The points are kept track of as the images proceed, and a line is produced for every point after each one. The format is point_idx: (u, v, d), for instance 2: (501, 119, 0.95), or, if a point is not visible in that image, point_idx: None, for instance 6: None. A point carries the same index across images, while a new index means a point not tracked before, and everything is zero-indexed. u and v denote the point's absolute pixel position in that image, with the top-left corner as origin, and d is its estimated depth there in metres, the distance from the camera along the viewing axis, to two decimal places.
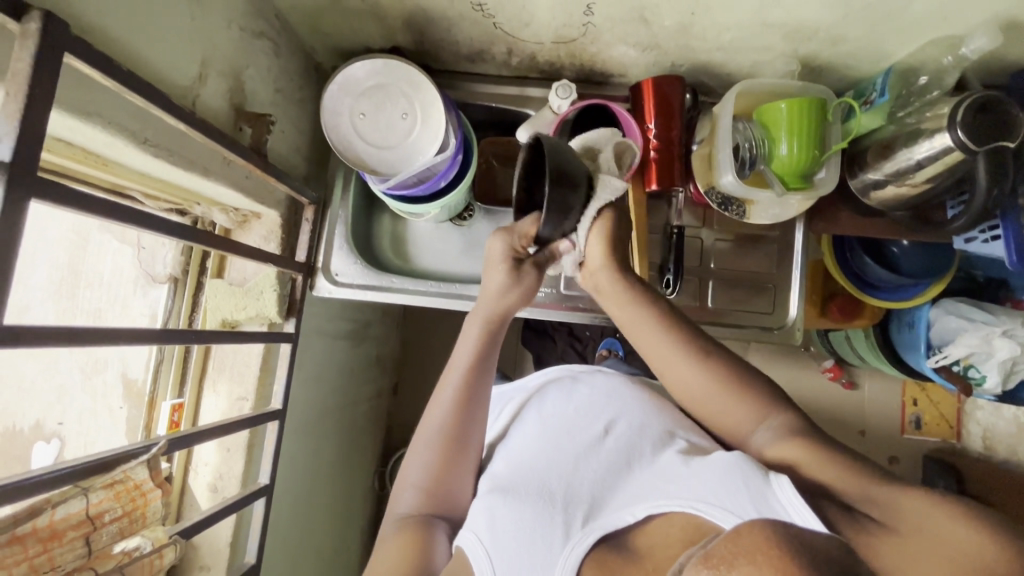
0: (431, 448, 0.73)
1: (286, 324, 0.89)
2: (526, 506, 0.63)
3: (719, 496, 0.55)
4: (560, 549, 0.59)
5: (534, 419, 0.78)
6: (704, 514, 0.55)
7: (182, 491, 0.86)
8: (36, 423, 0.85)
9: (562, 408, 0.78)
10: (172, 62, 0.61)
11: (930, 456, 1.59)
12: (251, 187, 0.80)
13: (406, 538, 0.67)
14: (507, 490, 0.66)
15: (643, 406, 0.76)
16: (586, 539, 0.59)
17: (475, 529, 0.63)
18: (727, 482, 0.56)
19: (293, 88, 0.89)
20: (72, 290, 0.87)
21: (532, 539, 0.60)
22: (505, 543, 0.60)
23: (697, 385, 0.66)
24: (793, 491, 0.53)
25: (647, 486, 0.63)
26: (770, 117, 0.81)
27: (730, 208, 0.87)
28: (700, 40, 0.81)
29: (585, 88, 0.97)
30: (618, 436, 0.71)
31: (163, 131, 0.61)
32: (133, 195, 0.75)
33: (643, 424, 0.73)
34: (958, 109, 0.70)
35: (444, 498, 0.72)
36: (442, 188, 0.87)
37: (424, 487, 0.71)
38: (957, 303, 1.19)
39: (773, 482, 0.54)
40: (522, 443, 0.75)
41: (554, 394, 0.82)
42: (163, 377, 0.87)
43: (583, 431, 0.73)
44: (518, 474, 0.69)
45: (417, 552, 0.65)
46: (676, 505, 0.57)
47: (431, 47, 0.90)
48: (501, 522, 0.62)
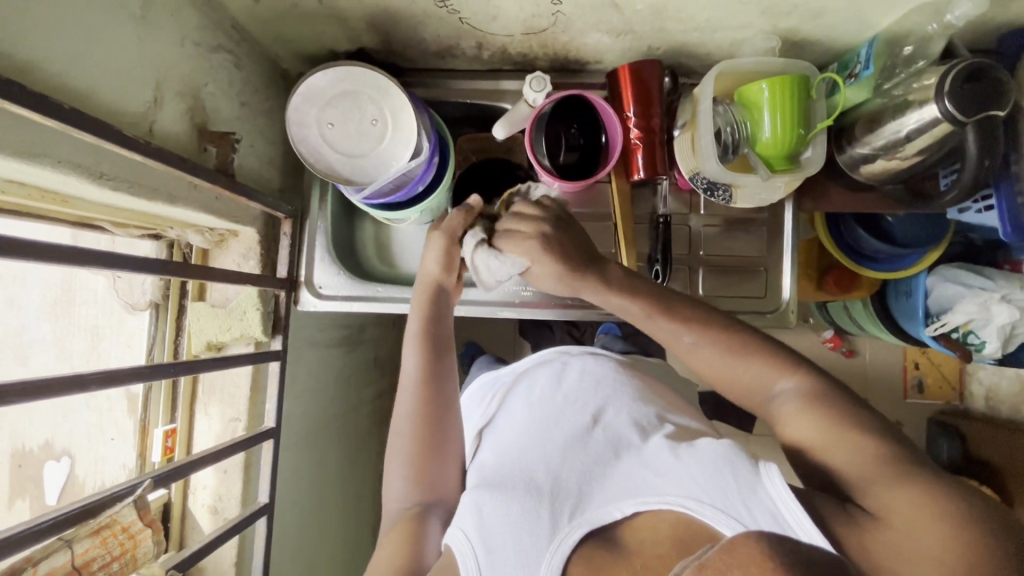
0: (405, 445, 0.75)
1: (272, 341, 0.88)
2: (510, 503, 0.61)
3: (709, 493, 0.55)
4: (547, 545, 0.57)
5: (523, 404, 0.77)
6: (695, 514, 0.55)
7: (183, 516, 0.87)
8: (47, 441, 0.92)
9: (549, 394, 0.76)
10: (121, 90, 0.58)
11: (934, 418, 1.61)
12: (223, 207, 0.78)
13: (401, 533, 0.68)
14: (493, 486, 0.64)
15: (631, 390, 0.75)
16: (572, 534, 0.58)
17: (463, 526, 0.61)
18: (720, 481, 0.55)
19: (259, 99, 0.86)
20: (66, 309, 0.89)
21: (519, 534, 0.58)
22: (494, 541, 0.58)
23: (711, 364, 0.66)
24: (785, 489, 0.53)
25: (632, 479, 0.61)
26: (752, 98, 0.78)
27: (716, 194, 0.83)
28: (674, 21, 0.78)
29: (560, 77, 0.94)
30: (606, 426, 0.70)
31: (121, 162, 0.59)
32: (101, 225, 0.74)
33: (631, 412, 0.71)
34: (947, 77, 0.68)
35: (430, 484, 0.73)
36: (419, 192, 0.85)
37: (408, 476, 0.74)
38: (955, 269, 1.17)
39: (762, 474, 0.54)
40: (510, 428, 0.74)
41: (543, 375, 0.80)
42: (153, 406, 0.87)
43: (569, 419, 0.71)
44: (506, 466, 0.67)
45: (411, 546, 0.66)
46: (665, 502, 0.57)
47: (398, 46, 0.87)
48: (488, 517, 0.60)
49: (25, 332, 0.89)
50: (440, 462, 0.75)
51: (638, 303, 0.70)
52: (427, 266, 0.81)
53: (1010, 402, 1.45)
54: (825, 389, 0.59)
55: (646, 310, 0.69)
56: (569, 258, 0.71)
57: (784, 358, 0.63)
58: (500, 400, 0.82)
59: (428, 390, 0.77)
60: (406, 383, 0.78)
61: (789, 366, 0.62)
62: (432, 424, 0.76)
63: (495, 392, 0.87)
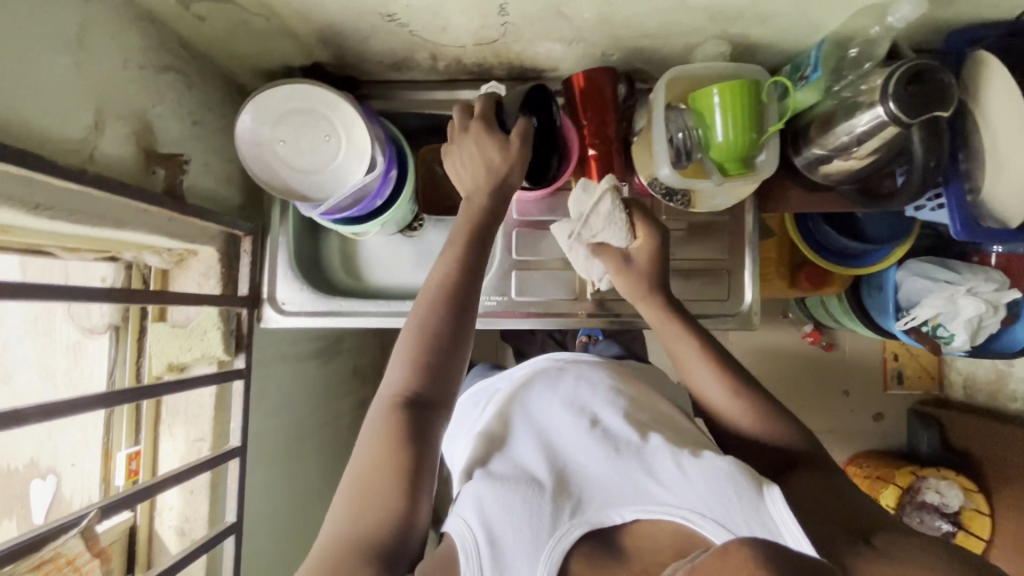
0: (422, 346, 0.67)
1: (236, 360, 0.88)
2: (514, 495, 0.60)
3: (708, 504, 0.57)
4: (547, 540, 0.58)
5: (522, 415, 0.75)
6: (694, 526, 0.56)
7: (150, 538, 0.86)
8: (26, 460, 0.90)
9: (549, 400, 0.75)
10: (56, 117, 0.58)
11: (913, 409, 1.61)
12: (177, 228, 0.77)
13: (392, 427, 0.63)
14: (494, 478, 0.64)
15: (626, 394, 0.74)
16: (572, 532, 0.59)
17: (463, 515, 0.61)
18: (720, 493, 0.57)
19: (213, 117, 0.86)
20: (45, 324, 0.87)
21: (521, 526, 0.58)
22: (496, 532, 0.58)
23: (738, 419, 0.70)
24: (787, 513, 0.54)
25: (630, 479, 0.62)
26: (703, 103, 0.78)
27: (675, 199, 0.84)
28: (624, 29, 0.78)
29: (517, 85, 0.94)
30: (605, 427, 0.69)
31: (61, 191, 0.59)
32: (50, 250, 0.73)
33: (630, 414, 0.70)
34: (890, 79, 0.68)
35: (437, 380, 0.66)
36: (378, 206, 0.86)
37: (408, 362, 0.67)
38: (923, 263, 1.18)
39: (767, 497, 0.56)
40: (513, 435, 0.72)
41: (539, 387, 0.79)
42: (116, 429, 0.86)
43: (571, 421, 0.71)
44: (507, 465, 0.67)
45: (400, 447, 0.62)
46: (665, 513, 0.58)
47: (352, 60, 0.87)
48: (490, 509, 0.60)
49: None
50: (449, 377, 0.67)
51: (694, 346, 0.74)
52: (477, 168, 0.75)
53: (986, 390, 1.47)
54: (819, 474, 0.66)
55: (704, 354, 0.73)
56: (649, 279, 0.79)
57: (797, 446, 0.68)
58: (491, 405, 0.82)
59: (462, 286, 0.70)
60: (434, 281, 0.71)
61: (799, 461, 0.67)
62: (449, 338, 0.68)
63: (491, 397, 0.86)
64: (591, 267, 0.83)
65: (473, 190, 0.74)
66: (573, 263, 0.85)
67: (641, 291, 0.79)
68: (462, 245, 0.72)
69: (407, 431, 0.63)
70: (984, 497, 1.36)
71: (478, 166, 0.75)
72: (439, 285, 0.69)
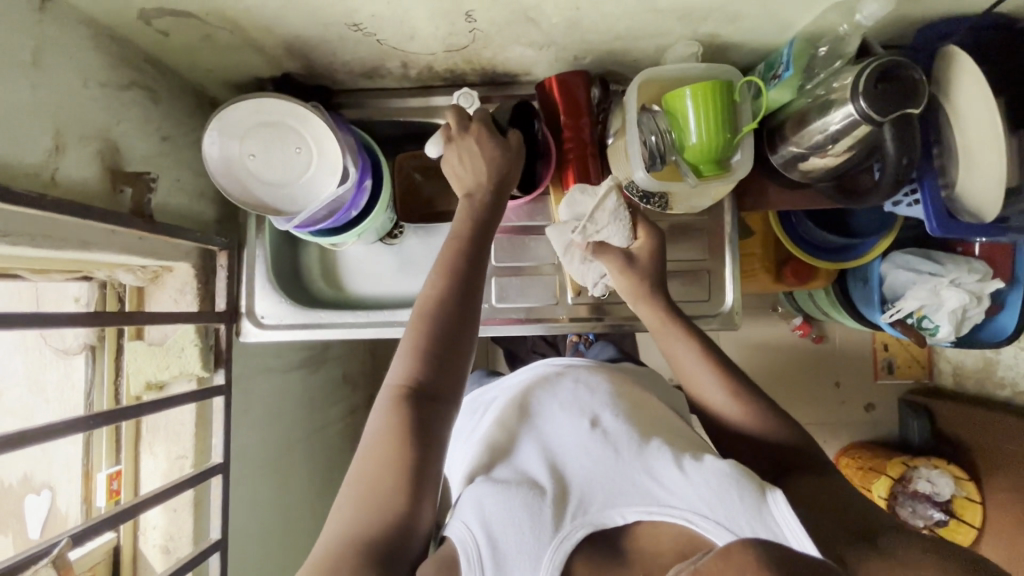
0: (428, 337, 0.66)
1: (215, 376, 0.87)
2: (514, 497, 0.60)
3: (713, 508, 0.57)
4: (549, 541, 0.58)
5: (520, 417, 0.75)
6: (698, 528, 0.57)
7: (135, 557, 0.86)
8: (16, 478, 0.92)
9: (550, 406, 0.75)
10: (12, 141, 0.57)
11: (904, 398, 1.61)
12: (148, 247, 0.76)
13: (400, 419, 0.62)
14: (497, 481, 0.63)
15: (624, 400, 0.74)
16: (575, 534, 0.58)
17: (464, 519, 0.60)
18: (723, 494, 0.57)
19: (183, 132, 0.85)
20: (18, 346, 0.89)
21: (522, 528, 0.58)
22: (496, 535, 0.57)
23: (733, 419, 0.72)
24: (790, 513, 0.55)
25: (631, 480, 0.62)
26: (676, 105, 0.77)
27: (651, 200, 0.85)
28: (594, 32, 0.77)
29: (491, 90, 0.93)
30: (606, 429, 0.68)
31: (22, 216, 0.58)
32: (17, 273, 0.72)
33: (631, 419, 0.70)
34: (861, 77, 0.67)
35: (443, 377, 0.66)
36: (354, 216, 0.85)
37: (412, 351, 0.66)
38: (906, 255, 1.18)
39: (769, 499, 0.56)
40: (516, 441, 0.72)
41: (539, 392, 0.78)
42: (95, 449, 0.86)
43: (571, 426, 0.70)
44: (509, 470, 0.66)
45: (406, 442, 0.61)
46: (668, 515, 0.58)
47: (322, 69, 0.85)
48: (489, 512, 0.59)
49: None
50: (454, 370, 0.67)
51: (694, 349, 0.75)
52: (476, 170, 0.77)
53: (976, 378, 1.47)
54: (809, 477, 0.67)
55: (703, 357, 0.75)
56: (648, 277, 0.80)
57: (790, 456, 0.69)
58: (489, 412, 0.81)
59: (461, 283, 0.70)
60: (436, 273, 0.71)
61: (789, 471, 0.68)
62: (453, 329, 0.67)
63: (488, 404, 0.86)
64: (588, 269, 0.84)
65: (472, 187, 0.76)
66: (569, 267, 0.85)
67: (638, 292, 0.80)
68: (463, 236, 0.73)
69: (412, 424, 0.62)
70: (975, 485, 1.36)
71: (478, 166, 0.77)
72: (442, 275, 0.70)
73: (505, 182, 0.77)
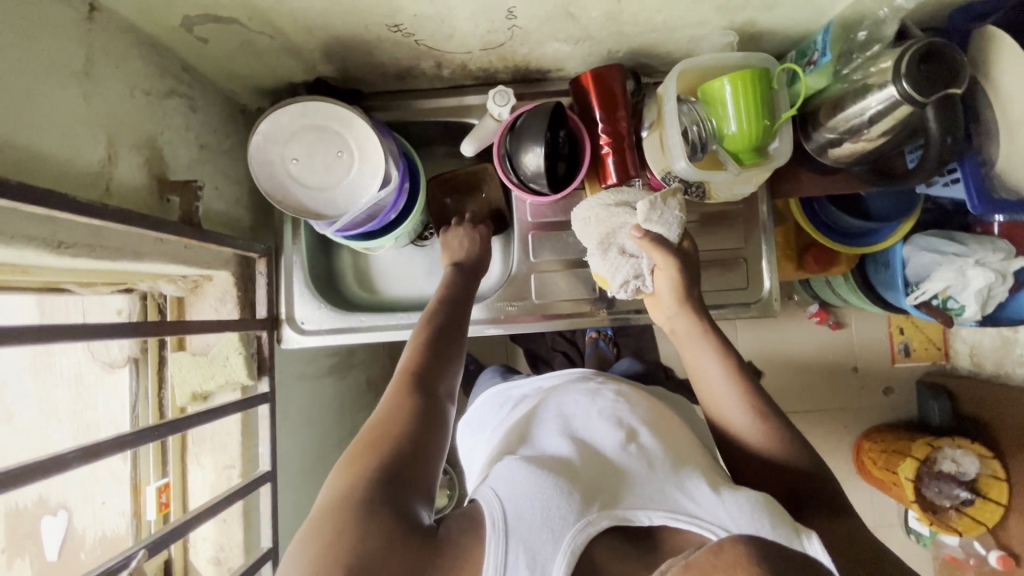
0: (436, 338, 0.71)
1: (259, 384, 0.86)
2: (545, 475, 0.56)
3: (744, 531, 0.53)
4: (575, 520, 0.53)
5: (549, 419, 0.71)
6: (720, 543, 0.53)
7: (186, 571, 0.85)
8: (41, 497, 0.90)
9: (584, 410, 0.71)
10: (71, 151, 0.57)
11: (923, 380, 1.61)
12: (193, 255, 0.76)
13: (407, 402, 0.63)
14: (527, 460, 0.60)
15: (660, 422, 0.71)
16: (599, 523, 0.54)
17: (493, 487, 0.56)
18: (757, 519, 0.54)
19: (219, 139, 0.84)
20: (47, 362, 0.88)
21: (550, 504, 0.54)
22: (522, 507, 0.53)
23: (753, 438, 0.67)
24: (825, 555, 0.51)
25: (660, 487, 0.58)
26: (714, 95, 0.78)
27: (690, 190, 0.84)
28: (631, 24, 0.78)
29: (523, 88, 0.93)
30: (640, 444, 0.64)
31: (80, 227, 0.58)
32: (66, 287, 0.72)
33: (667, 440, 0.67)
34: (902, 59, 0.69)
35: (446, 379, 0.68)
36: (393, 219, 0.84)
37: (416, 353, 0.69)
38: (929, 238, 1.19)
39: (807, 540, 0.52)
40: (542, 434, 0.68)
41: (574, 397, 0.75)
42: (143, 463, 0.85)
43: (606, 430, 0.67)
44: (540, 455, 0.62)
45: (416, 421, 0.61)
46: (695, 526, 0.55)
47: (357, 72, 0.86)
48: (520, 485, 0.55)
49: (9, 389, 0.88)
50: (450, 372, 0.69)
51: (714, 357, 0.71)
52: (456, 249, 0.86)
53: (993, 359, 1.45)
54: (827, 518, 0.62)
55: (727, 366, 0.70)
56: (691, 289, 0.74)
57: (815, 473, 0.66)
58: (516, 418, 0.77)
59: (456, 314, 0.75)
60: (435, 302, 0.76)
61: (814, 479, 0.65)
62: (449, 340, 0.72)
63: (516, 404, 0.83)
64: (624, 263, 0.77)
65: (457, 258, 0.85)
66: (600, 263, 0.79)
67: (679, 303, 0.74)
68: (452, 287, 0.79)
69: (417, 405, 0.63)
70: (999, 462, 1.33)
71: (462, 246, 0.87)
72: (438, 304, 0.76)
73: (484, 267, 0.86)
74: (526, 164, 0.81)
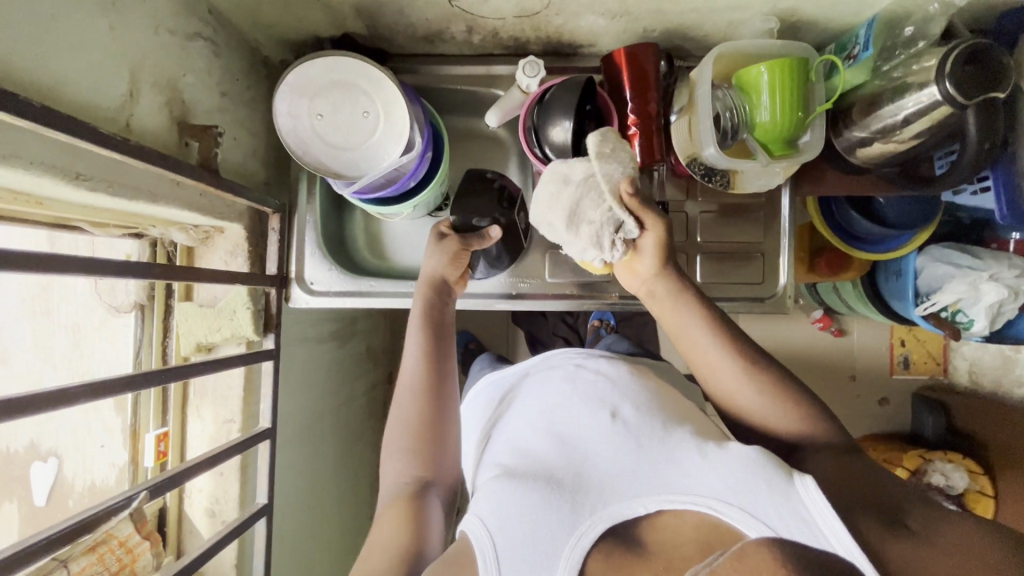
0: (410, 420, 0.74)
1: (265, 341, 0.86)
2: (531, 492, 0.58)
3: (739, 497, 0.53)
4: (567, 538, 0.55)
5: (537, 404, 0.71)
6: (723, 516, 0.53)
7: (179, 521, 0.85)
8: (32, 444, 0.89)
9: (565, 393, 0.70)
10: (94, 81, 0.55)
11: (918, 393, 1.60)
12: (207, 204, 0.74)
13: (399, 512, 0.66)
14: (514, 475, 0.61)
15: (648, 389, 0.69)
16: (592, 529, 0.55)
17: (478, 513, 0.59)
18: (749, 483, 0.53)
19: (240, 89, 0.82)
20: (45, 307, 0.89)
21: (538, 526, 0.56)
22: (512, 535, 0.55)
23: (747, 396, 0.64)
24: (822, 500, 0.51)
25: (651, 471, 0.58)
26: (750, 82, 0.76)
27: (714, 179, 0.82)
28: (671, 2, 0.76)
29: (552, 61, 0.91)
30: (627, 421, 0.63)
31: (98, 161, 0.57)
32: (79, 226, 0.71)
33: (653, 408, 0.65)
34: (948, 59, 0.67)
35: (435, 467, 0.72)
36: (412, 186, 0.83)
37: (406, 453, 0.72)
38: (944, 250, 1.17)
39: (798, 484, 0.52)
40: (525, 429, 0.68)
41: (556, 379, 0.73)
42: (143, 409, 0.85)
43: (589, 412, 0.66)
44: (526, 464, 0.63)
45: (413, 530, 0.64)
46: (691, 503, 0.54)
47: (385, 30, 0.83)
48: (507, 507, 0.57)
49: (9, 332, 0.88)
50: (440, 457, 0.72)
51: (697, 316, 0.67)
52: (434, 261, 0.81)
53: (992, 377, 1.44)
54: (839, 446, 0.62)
55: (712, 323, 0.66)
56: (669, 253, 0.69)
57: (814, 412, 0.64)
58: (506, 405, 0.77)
59: (430, 376, 0.76)
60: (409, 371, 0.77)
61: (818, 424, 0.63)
62: (434, 418, 0.73)
63: (507, 388, 0.83)
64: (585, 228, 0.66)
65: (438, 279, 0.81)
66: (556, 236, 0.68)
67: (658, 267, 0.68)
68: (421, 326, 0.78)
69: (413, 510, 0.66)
70: (989, 479, 1.33)
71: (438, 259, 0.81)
72: (418, 368, 0.76)
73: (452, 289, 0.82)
74: (551, 138, 0.79)
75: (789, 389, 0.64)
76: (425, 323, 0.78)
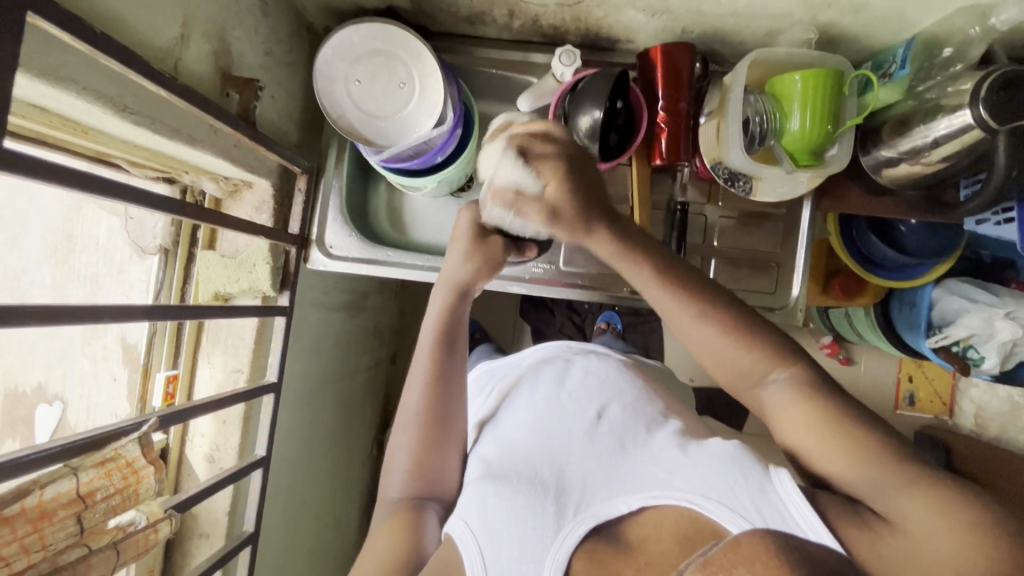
0: (410, 428, 0.70)
1: (280, 297, 0.88)
2: (518, 496, 0.58)
3: (717, 490, 0.52)
4: (552, 540, 0.54)
5: (526, 401, 0.72)
6: (700, 509, 0.51)
7: (180, 461, 0.87)
8: (39, 385, 0.90)
9: (555, 390, 0.72)
10: (152, 21, 0.58)
11: (921, 432, 1.54)
12: (241, 155, 0.76)
13: (396, 524, 0.63)
14: (498, 477, 0.61)
15: (637, 388, 0.71)
16: (576, 530, 0.55)
17: (464, 517, 0.58)
18: (728, 478, 0.52)
19: (284, 50, 0.85)
20: (67, 253, 0.89)
21: (524, 529, 0.55)
22: (496, 537, 0.55)
23: (705, 340, 0.57)
24: (795, 491, 0.50)
25: (638, 474, 0.58)
26: (783, 90, 0.77)
27: (736, 184, 0.83)
28: (712, 5, 0.77)
29: (589, 54, 0.93)
30: (611, 421, 0.65)
31: (144, 97, 0.59)
32: (118, 163, 0.74)
33: (640, 406, 0.67)
34: (983, 84, 0.67)
35: (432, 481, 0.68)
36: (438, 162, 0.84)
37: (412, 469, 0.68)
38: (960, 283, 1.15)
39: (774, 477, 0.51)
40: (513, 424, 0.69)
41: (547, 373, 0.75)
42: (157, 348, 0.88)
43: (576, 414, 0.67)
44: (509, 460, 0.64)
45: (410, 536, 0.61)
46: (672, 499, 0.53)
47: (430, 8, 0.86)
48: (492, 510, 0.57)
49: (25, 277, 0.88)
50: (438, 467, 0.69)
51: (649, 265, 0.58)
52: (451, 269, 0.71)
53: (998, 422, 1.41)
54: (816, 386, 0.54)
55: (673, 255, 0.60)
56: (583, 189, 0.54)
57: (777, 347, 0.57)
58: (501, 397, 0.77)
59: (434, 393, 0.71)
60: (412, 382, 0.72)
61: (782, 358, 0.56)
62: (439, 429, 0.70)
63: (501, 381, 0.83)
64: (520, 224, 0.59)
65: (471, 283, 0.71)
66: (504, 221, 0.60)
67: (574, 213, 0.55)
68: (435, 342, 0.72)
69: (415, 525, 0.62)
70: None
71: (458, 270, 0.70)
72: (425, 390, 0.71)
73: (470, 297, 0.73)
74: (580, 127, 0.80)
75: (764, 332, 0.57)
76: (434, 337, 0.72)
